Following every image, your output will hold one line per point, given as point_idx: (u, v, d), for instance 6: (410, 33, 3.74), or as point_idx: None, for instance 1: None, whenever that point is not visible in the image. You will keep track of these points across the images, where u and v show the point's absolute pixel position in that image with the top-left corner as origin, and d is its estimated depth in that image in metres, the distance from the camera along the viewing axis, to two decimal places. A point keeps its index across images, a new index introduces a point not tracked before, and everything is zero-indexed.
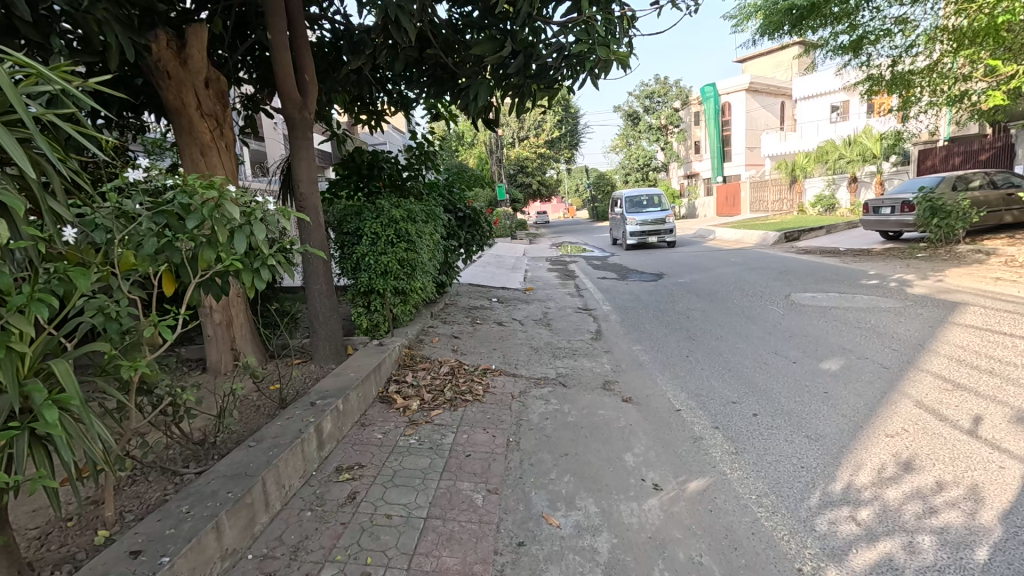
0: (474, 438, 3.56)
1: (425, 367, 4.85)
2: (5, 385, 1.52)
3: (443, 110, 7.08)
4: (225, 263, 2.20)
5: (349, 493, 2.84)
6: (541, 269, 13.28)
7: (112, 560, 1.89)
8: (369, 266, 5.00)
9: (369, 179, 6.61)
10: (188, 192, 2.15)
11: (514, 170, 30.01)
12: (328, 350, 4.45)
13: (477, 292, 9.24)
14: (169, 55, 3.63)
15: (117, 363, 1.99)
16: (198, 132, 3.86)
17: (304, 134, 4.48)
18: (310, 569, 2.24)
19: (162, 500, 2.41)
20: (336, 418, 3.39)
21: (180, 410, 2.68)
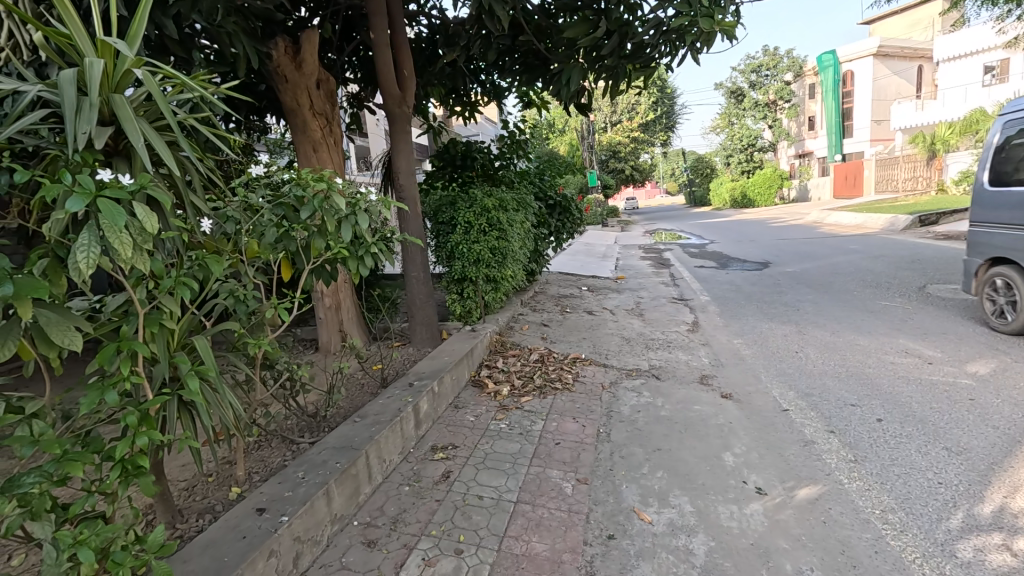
0: (564, 427, 3.55)
1: (516, 354, 4.92)
2: (159, 356, 1.76)
3: (534, 98, 7.06)
4: (333, 251, 2.38)
5: (443, 471, 2.97)
6: (633, 258, 12.86)
7: (242, 515, 2.13)
8: (462, 254, 5.15)
9: (463, 169, 6.70)
10: (303, 184, 2.33)
11: (606, 155, 29.24)
12: (424, 334, 4.67)
13: (567, 281, 9.16)
14: (286, 60, 3.96)
15: (246, 341, 2.23)
16: (311, 130, 4.18)
17: (404, 128, 4.69)
18: (408, 540, 2.37)
19: (281, 465, 2.67)
20: (431, 399, 3.56)
21: (297, 386, 2.95)
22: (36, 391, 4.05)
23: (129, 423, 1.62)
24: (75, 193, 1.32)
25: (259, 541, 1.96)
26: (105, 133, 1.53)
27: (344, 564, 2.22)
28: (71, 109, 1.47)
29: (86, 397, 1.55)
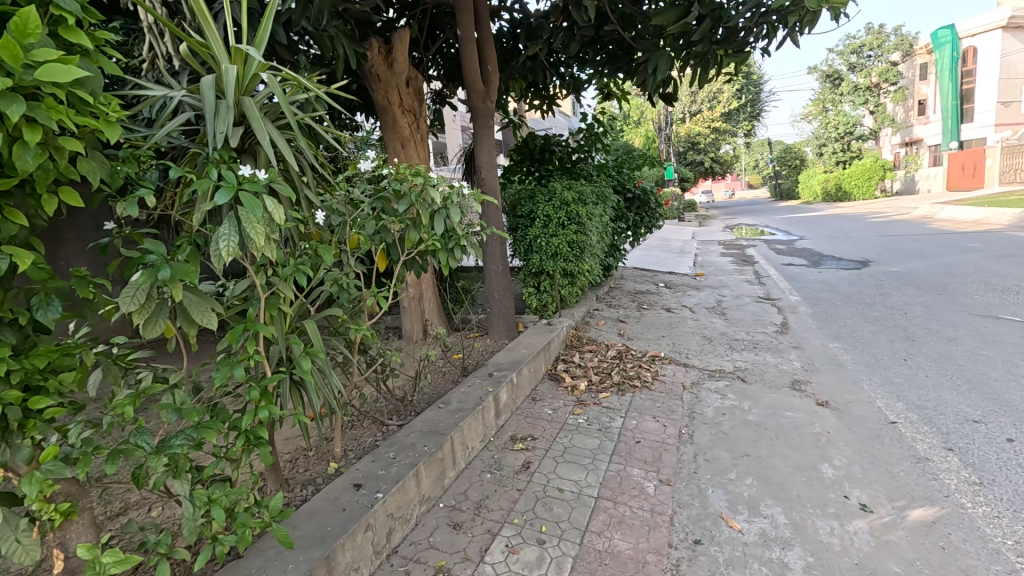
0: (644, 425, 3.47)
1: (593, 349, 4.87)
2: (277, 337, 1.93)
3: (615, 89, 6.90)
4: (426, 243, 2.48)
5: (523, 462, 3.01)
6: (712, 254, 12.28)
7: (342, 488, 2.28)
8: (541, 248, 5.18)
9: (540, 162, 6.64)
10: (401, 178, 2.44)
11: (684, 147, 27.98)
12: (502, 326, 4.75)
13: (643, 276, 8.93)
14: (380, 60, 4.15)
15: (347, 326, 2.38)
16: (400, 127, 4.36)
17: (487, 123, 4.76)
18: (492, 526, 2.43)
19: (373, 445, 2.83)
20: (510, 390, 3.61)
21: (387, 371, 3.10)
22: (173, 365, 4.36)
23: (252, 398, 1.78)
24: (220, 187, 1.46)
25: (358, 514, 2.09)
26: (238, 132, 1.68)
27: (432, 543, 2.32)
28: (211, 111, 1.64)
29: (218, 371, 1.73)
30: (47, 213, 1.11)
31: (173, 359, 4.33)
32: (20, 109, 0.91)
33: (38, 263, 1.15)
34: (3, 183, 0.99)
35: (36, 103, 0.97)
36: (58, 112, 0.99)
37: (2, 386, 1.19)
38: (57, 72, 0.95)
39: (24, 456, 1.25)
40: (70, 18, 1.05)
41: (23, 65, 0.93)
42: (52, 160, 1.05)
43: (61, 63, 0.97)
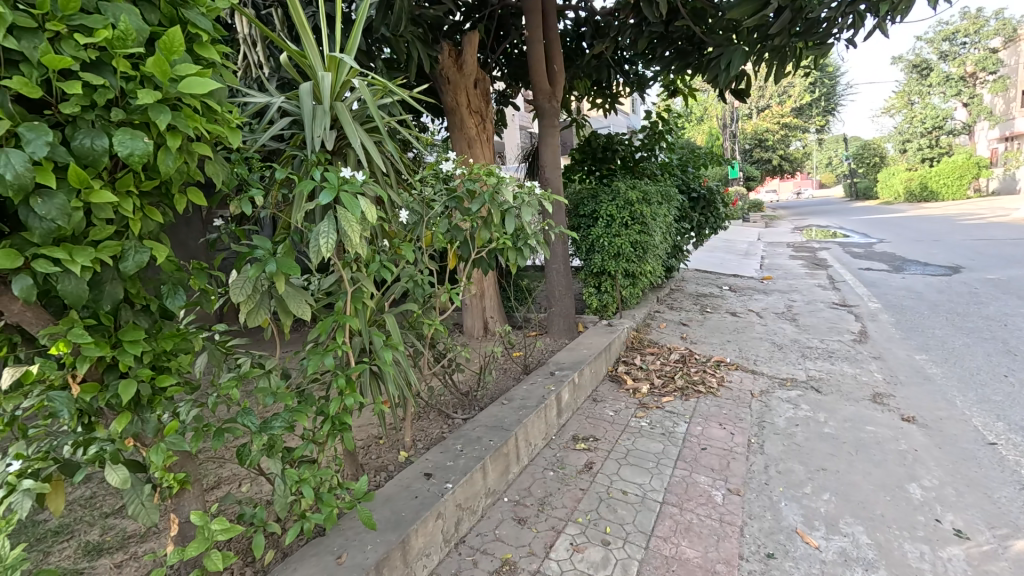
0: (710, 432, 3.37)
1: (654, 352, 4.77)
2: (360, 329, 2.04)
3: (681, 86, 6.72)
4: (497, 242, 2.54)
5: (586, 462, 3.01)
6: (781, 257, 11.68)
7: (414, 476, 2.37)
8: (603, 248, 5.13)
9: (602, 162, 6.57)
10: (474, 177, 2.50)
11: (750, 145, 26.68)
12: (562, 325, 4.75)
13: (706, 279, 8.63)
14: (450, 62, 4.26)
15: (421, 321, 2.47)
16: (467, 127, 4.45)
17: (552, 122, 4.77)
18: (556, 523, 2.45)
19: (440, 437, 2.92)
20: (572, 389, 3.61)
21: (453, 365, 3.19)
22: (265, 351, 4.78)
23: (339, 385, 1.89)
24: (322, 188, 1.56)
25: (430, 502, 2.17)
26: (333, 136, 1.79)
27: (498, 535, 2.38)
28: (309, 116, 1.76)
29: (310, 359, 1.85)
30: (178, 211, 1.22)
31: (265, 346, 4.65)
32: (165, 118, 1.01)
33: (169, 257, 1.27)
34: (147, 184, 1.10)
35: (177, 113, 1.07)
36: (193, 120, 1.09)
37: (136, 365, 1.33)
38: (195, 85, 1.04)
39: (151, 430, 1.39)
40: (203, 35, 1.16)
41: (168, 79, 1.03)
42: (185, 163, 1.16)
43: (197, 77, 1.07)
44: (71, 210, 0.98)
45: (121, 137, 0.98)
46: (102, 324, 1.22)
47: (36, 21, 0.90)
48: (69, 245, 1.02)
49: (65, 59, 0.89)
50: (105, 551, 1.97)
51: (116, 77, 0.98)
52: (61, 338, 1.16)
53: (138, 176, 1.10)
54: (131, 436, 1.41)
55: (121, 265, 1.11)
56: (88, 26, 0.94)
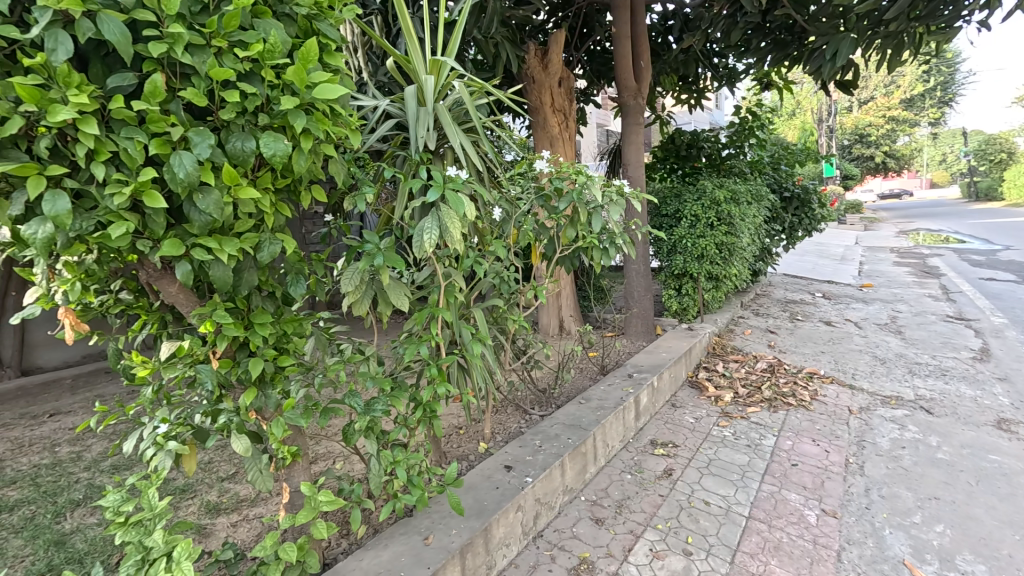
0: (802, 447, 3.16)
1: (739, 359, 4.54)
2: (452, 321, 2.12)
3: (776, 79, 6.32)
4: (583, 241, 2.53)
5: (665, 468, 2.93)
6: (883, 263, 10.66)
7: (494, 468, 2.43)
8: (685, 249, 4.95)
9: (686, 160, 6.31)
10: (563, 175, 2.51)
11: (849, 141, 24.53)
12: (640, 327, 4.65)
13: (795, 285, 8.08)
14: (535, 62, 4.29)
15: (505, 316, 2.52)
16: (550, 126, 4.44)
17: (636, 119, 4.67)
18: (634, 527, 2.41)
19: (519, 431, 2.97)
20: (651, 393, 3.53)
21: (531, 362, 3.23)
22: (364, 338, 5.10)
23: (432, 374, 1.99)
24: (429, 187, 1.65)
25: (511, 493, 2.22)
26: (435, 137, 1.88)
27: (575, 533, 2.38)
28: (414, 119, 1.86)
29: (406, 348, 1.96)
30: (304, 207, 1.33)
31: (367, 333, 4.96)
32: (302, 122, 1.11)
33: (295, 248, 1.39)
34: (282, 182, 1.22)
35: (310, 116, 1.17)
36: (322, 123, 1.19)
37: (262, 345, 1.47)
38: (327, 91, 1.13)
39: (271, 405, 1.54)
40: (332, 44, 1.26)
41: (305, 85, 1.13)
42: (314, 164, 1.26)
43: (328, 83, 1.16)
44: (223, 205, 1.10)
45: (267, 140, 1.09)
46: (238, 307, 1.36)
47: (204, 38, 1.02)
48: (220, 236, 1.16)
49: (227, 70, 1.00)
50: (223, 511, 2.20)
51: (264, 85, 1.09)
52: (206, 318, 1.31)
53: (275, 175, 1.21)
54: (255, 409, 1.56)
55: (258, 255, 1.23)
56: (244, 40, 1.05)
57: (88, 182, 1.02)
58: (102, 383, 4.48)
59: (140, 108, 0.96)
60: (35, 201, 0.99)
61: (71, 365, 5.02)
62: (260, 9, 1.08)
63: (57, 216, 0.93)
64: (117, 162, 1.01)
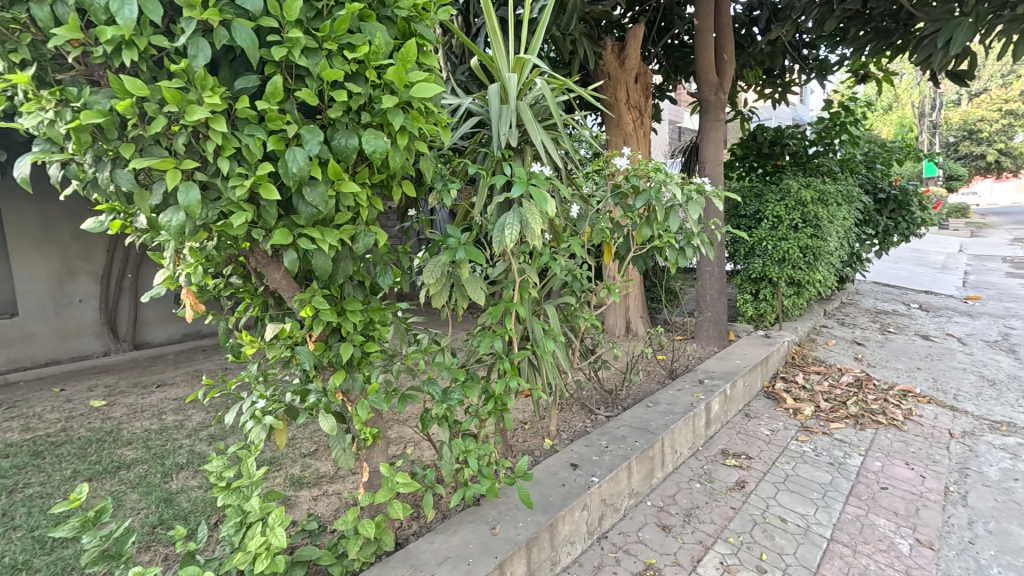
0: (893, 470, 2.91)
1: (822, 371, 4.25)
2: (525, 316, 2.14)
3: (874, 70, 5.83)
4: (659, 239, 2.48)
5: (737, 479, 2.81)
6: (995, 274, 9.53)
7: (560, 465, 2.44)
8: (765, 251, 4.70)
9: (767, 158, 5.96)
10: (640, 173, 2.45)
11: (956, 138, 22.15)
12: (712, 332, 4.47)
13: (888, 294, 7.42)
14: (612, 58, 4.22)
15: (576, 314, 2.52)
16: (624, 123, 4.35)
17: (717, 115, 4.47)
18: (704, 538, 2.33)
19: (584, 430, 2.95)
20: (723, 401, 3.39)
21: (599, 362, 3.19)
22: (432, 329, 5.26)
23: (505, 368, 2.02)
24: (513, 183, 1.68)
25: (577, 492, 2.21)
26: (516, 134, 1.91)
27: (641, 538, 2.34)
28: (496, 116, 1.90)
29: (481, 341, 2.00)
30: (396, 201, 1.40)
31: (442, 326, 5.10)
32: (401, 120, 1.16)
33: (385, 241, 1.46)
34: (379, 177, 1.29)
35: (406, 114, 1.22)
36: (417, 120, 1.23)
37: (352, 331, 1.56)
38: (424, 89, 1.17)
39: (358, 387, 1.63)
40: (427, 44, 1.31)
41: (404, 84, 1.18)
42: (408, 160, 1.32)
43: (425, 82, 1.20)
44: (327, 198, 1.17)
45: (368, 137, 1.15)
46: (333, 294, 1.45)
47: (316, 41, 1.09)
48: (323, 227, 1.24)
49: (336, 72, 1.07)
50: (306, 484, 2.36)
51: (367, 85, 1.15)
52: (306, 303, 1.42)
53: (372, 171, 1.28)
54: (342, 391, 1.65)
55: (355, 246, 1.30)
56: (352, 43, 1.11)
57: (214, 175, 1.12)
58: (200, 359, 4.91)
59: (261, 108, 1.04)
60: (170, 192, 1.10)
61: (174, 342, 5.56)
62: (367, 12, 1.14)
63: (190, 206, 1.03)
64: (239, 157, 1.10)
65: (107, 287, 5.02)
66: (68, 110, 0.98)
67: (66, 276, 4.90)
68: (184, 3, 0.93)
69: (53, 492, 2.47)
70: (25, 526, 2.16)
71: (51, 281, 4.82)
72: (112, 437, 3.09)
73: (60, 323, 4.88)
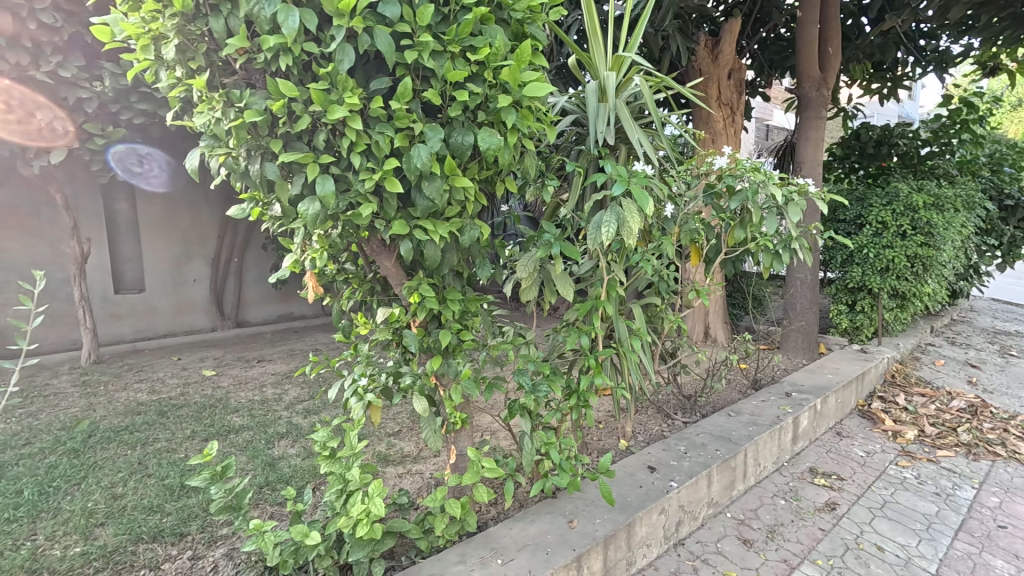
0: (1013, 508, 2.61)
1: (927, 393, 3.88)
2: (611, 314, 2.14)
3: (1007, 62, 5.22)
4: (753, 241, 2.39)
5: (827, 500, 2.64)
6: None
7: (638, 466, 2.42)
8: (865, 259, 4.37)
9: (872, 159, 5.47)
10: (736, 173, 2.35)
11: None
12: (800, 344, 4.21)
13: (1009, 313, 6.62)
14: (704, 54, 4.08)
15: (661, 315, 2.47)
16: (714, 121, 4.19)
17: (817, 112, 4.19)
18: (789, 557, 2.22)
19: (661, 435, 2.89)
20: (813, 416, 3.20)
21: (678, 366, 3.12)
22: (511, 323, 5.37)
23: (590, 364, 2.03)
24: (614, 179, 1.71)
25: (655, 495, 2.19)
26: (613, 132, 1.92)
27: (720, 549, 2.27)
28: (593, 114, 1.92)
29: (568, 337, 2.02)
30: (499, 195, 1.45)
31: (524, 319, 5.20)
32: (514, 118, 1.21)
33: (487, 235, 1.52)
34: (487, 173, 1.35)
35: (517, 113, 1.27)
36: (527, 119, 1.28)
37: (450, 319, 1.65)
38: (537, 89, 1.22)
39: (452, 373, 1.71)
40: (538, 44, 1.35)
41: (517, 84, 1.23)
42: (515, 156, 1.36)
43: (537, 81, 1.25)
44: (442, 192, 1.25)
45: (483, 135, 1.21)
46: (437, 282, 1.54)
47: (442, 44, 1.16)
48: (435, 219, 1.32)
49: (459, 73, 1.14)
50: (392, 462, 2.50)
51: (484, 85, 1.21)
52: (413, 291, 1.52)
53: (480, 166, 1.35)
54: (436, 376, 1.74)
55: (461, 237, 1.37)
56: (474, 45, 1.17)
57: (345, 169, 1.23)
58: (293, 339, 5.33)
59: (391, 107, 1.13)
60: (307, 183, 1.22)
61: (269, 323, 6.07)
62: (487, 15, 1.20)
63: (325, 196, 1.14)
64: (367, 153, 1.20)
65: (217, 269, 5.56)
66: (232, 109, 1.11)
67: (184, 259, 5.48)
68: (334, 13, 1.03)
69: (177, 447, 2.80)
70: (157, 475, 2.47)
71: (172, 262, 5.41)
72: (222, 404, 3.44)
73: (177, 300, 5.45)
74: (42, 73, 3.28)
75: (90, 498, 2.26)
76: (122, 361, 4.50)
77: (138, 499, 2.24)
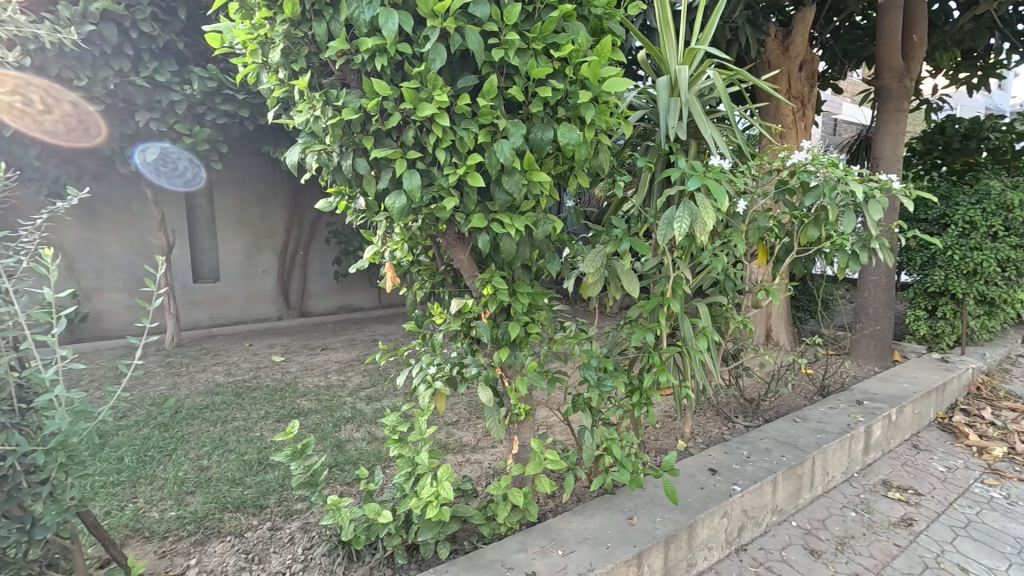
0: None
1: (1019, 408, 3.58)
2: (676, 312, 2.11)
3: None
4: (828, 240, 2.29)
5: (903, 515, 2.50)
6: None
7: (699, 468, 2.38)
8: (949, 261, 4.03)
9: (958, 154, 5.05)
10: (812, 168, 2.26)
11: None
12: (872, 350, 3.98)
13: None
14: (774, 45, 3.92)
15: (727, 314, 2.41)
16: (783, 115, 4.01)
17: (898, 104, 3.93)
18: (860, 571, 2.12)
19: (721, 437, 2.83)
20: (887, 426, 3.02)
21: (741, 369, 3.03)
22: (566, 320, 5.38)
23: (654, 362, 2.02)
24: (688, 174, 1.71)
25: (717, 498, 2.14)
26: (685, 127, 1.89)
27: (785, 557, 2.19)
28: (664, 108, 1.90)
29: (632, 334, 2.01)
30: (573, 190, 1.47)
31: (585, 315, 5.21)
32: (594, 113, 1.24)
33: (558, 229, 1.55)
34: (563, 168, 1.38)
35: (596, 108, 1.29)
36: (604, 114, 1.29)
37: (518, 312, 1.68)
38: (616, 84, 1.24)
39: (518, 364, 1.74)
40: (616, 40, 1.36)
41: (597, 79, 1.25)
42: (590, 151, 1.38)
43: (616, 76, 1.27)
44: (521, 186, 1.28)
45: (564, 130, 1.23)
46: (508, 275, 1.58)
47: (526, 41, 1.20)
48: (512, 213, 1.35)
49: (544, 70, 1.17)
50: (452, 450, 2.58)
51: (565, 80, 1.24)
52: (485, 283, 1.57)
53: (556, 161, 1.37)
54: (502, 367, 1.78)
55: (535, 231, 1.40)
56: (557, 42, 1.20)
57: (429, 164, 1.28)
58: (353, 329, 5.56)
59: (477, 104, 1.18)
60: (393, 178, 1.27)
61: (331, 313, 6.35)
62: (570, 12, 1.22)
63: (412, 190, 1.19)
64: (451, 148, 1.25)
65: (284, 261, 5.87)
66: (330, 108, 1.19)
67: (255, 251, 5.82)
68: (429, 14, 1.08)
69: (253, 426, 3.00)
70: (237, 450, 2.66)
71: (244, 255, 5.75)
72: (291, 388, 3.65)
73: (248, 290, 5.81)
74: (142, 78, 3.60)
75: (181, 468, 2.46)
76: (201, 345, 4.85)
77: (223, 472, 2.42)
